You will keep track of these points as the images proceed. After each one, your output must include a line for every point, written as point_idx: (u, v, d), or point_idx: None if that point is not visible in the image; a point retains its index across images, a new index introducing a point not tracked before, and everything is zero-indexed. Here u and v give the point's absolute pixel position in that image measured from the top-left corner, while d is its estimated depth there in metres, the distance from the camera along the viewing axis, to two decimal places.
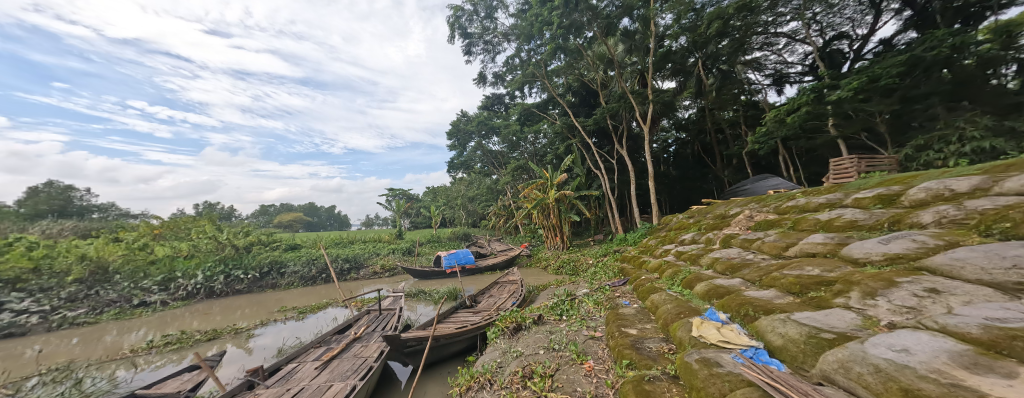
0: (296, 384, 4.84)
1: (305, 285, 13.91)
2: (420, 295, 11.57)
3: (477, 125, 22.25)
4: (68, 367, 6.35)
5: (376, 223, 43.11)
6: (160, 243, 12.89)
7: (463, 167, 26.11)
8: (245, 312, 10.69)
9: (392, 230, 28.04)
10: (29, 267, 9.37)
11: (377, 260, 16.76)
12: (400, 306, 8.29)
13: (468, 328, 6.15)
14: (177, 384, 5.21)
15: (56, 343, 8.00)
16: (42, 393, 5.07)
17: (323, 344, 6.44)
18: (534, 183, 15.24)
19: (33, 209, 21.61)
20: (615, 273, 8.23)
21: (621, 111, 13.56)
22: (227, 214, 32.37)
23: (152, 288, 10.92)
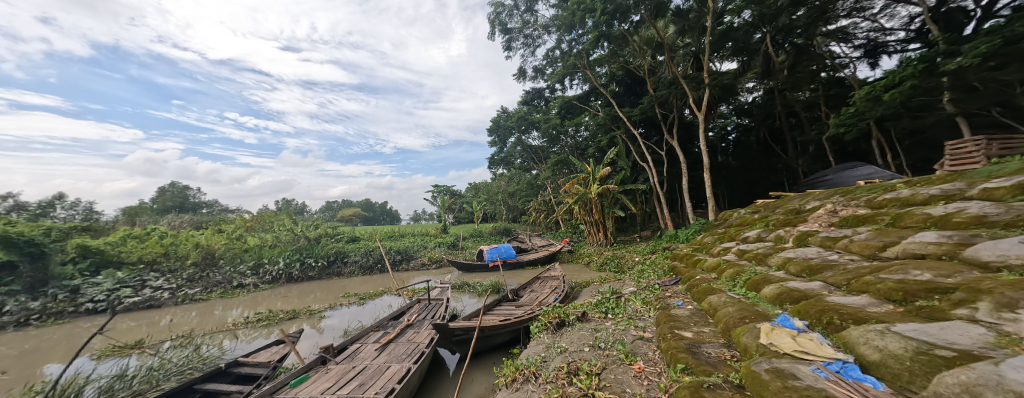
0: (360, 362, 5.44)
1: (364, 274, 15.38)
2: (464, 287, 12.11)
3: (518, 121, 22.30)
4: (189, 335, 8.00)
5: (424, 217, 45.75)
6: (251, 235, 15.65)
7: (504, 163, 26.44)
8: (316, 296, 12.25)
9: (438, 225, 29.59)
10: (160, 252, 11.99)
11: (424, 253, 17.88)
12: (446, 297, 8.75)
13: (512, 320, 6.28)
14: (268, 355, 6.23)
15: (182, 314, 10.10)
16: (175, 355, 6.48)
17: (381, 328, 7.10)
18: (575, 177, 14.83)
19: (162, 205, 27.80)
20: (664, 272, 7.72)
21: (673, 99, 12.52)
22: (300, 210, 37.09)
23: (246, 272, 13.20)
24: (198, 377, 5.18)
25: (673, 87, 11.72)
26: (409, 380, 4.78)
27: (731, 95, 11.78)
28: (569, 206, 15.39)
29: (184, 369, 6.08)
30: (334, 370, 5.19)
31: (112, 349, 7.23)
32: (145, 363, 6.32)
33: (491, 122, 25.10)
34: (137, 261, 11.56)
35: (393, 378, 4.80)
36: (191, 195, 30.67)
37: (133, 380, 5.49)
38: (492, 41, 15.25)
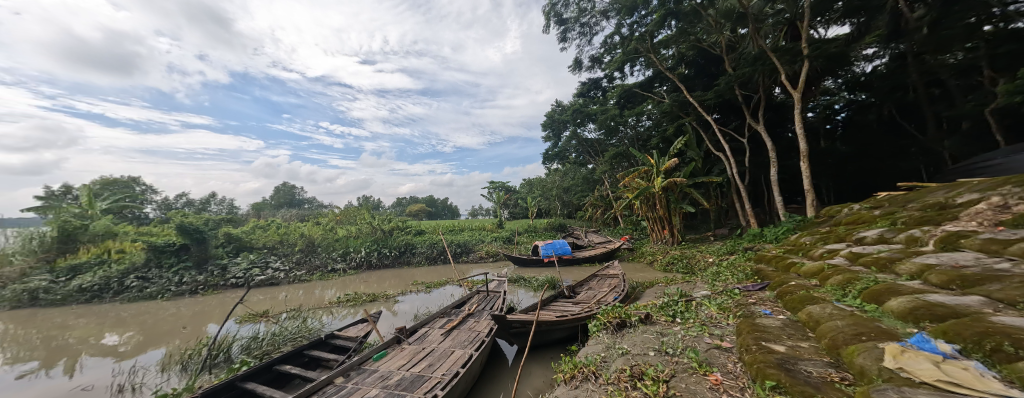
0: (428, 345, 5.97)
1: (430, 264, 16.72)
2: (520, 281, 12.31)
3: (573, 114, 21.70)
4: (298, 309, 9.75)
5: (481, 213, 47.56)
6: (340, 227, 18.20)
7: (559, 158, 26.01)
8: (390, 283, 13.71)
9: (494, 220, 30.52)
10: (276, 240, 15.13)
11: (482, 246, 18.66)
12: (504, 290, 9.00)
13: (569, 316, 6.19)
14: (356, 331, 7.20)
15: (291, 291, 12.28)
16: (289, 324, 7.95)
17: (445, 315, 7.66)
18: (637, 170, 13.89)
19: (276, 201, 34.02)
20: (746, 275, 6.77)
21: (759, 77, 10.83)
22: (376, 206, 41.78)
23: (337, 258, 15.42)
24: (306, 344, 6.25)
25: (759, 63, 10.12)
26: (472, 366, 5.09)
27: (840, 66, 9.71)
28: (630, 201, 14.50)
29: (297, 335, 7.40)
30: (406, 350, 5.77)
31: (248, 315, 9.22)
32: (269, 329, 7.87)
33: (546, 117, 24.88)
34: (261, 246, 14.63)
35: (457, 363, 5.13)
36: (297, 193, 36.90)
37: (263, 341, 6.94)
38: (547, 34, 15.04)
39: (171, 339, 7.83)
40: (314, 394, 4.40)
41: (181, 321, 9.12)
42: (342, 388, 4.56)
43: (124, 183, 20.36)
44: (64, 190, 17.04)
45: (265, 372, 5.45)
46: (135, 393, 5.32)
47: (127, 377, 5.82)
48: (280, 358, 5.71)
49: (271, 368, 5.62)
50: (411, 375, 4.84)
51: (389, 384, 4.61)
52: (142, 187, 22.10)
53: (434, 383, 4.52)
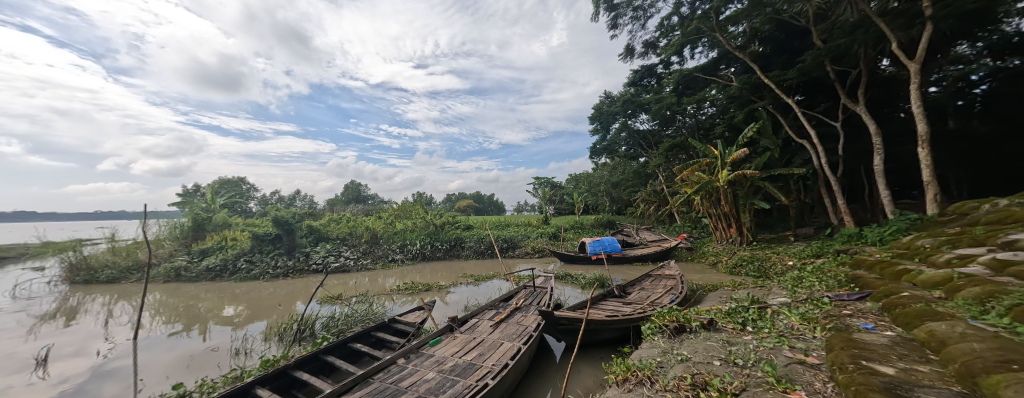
0: (479, 335, 6.21)
1: (478, 257, 17.34)
2: (568, 278, 12.13)
3: (624, 104, 20.59)
4: (364, 294, 10.90)
5: (526, 209, 47.73)
6: (398, 221, 19.79)
7: (608, 152, 24.91)
8: (442, 274, 14.51)
9: (540, 215, 30.40)
10: (346, 232, 16.92)
11: (528, 242, 18.79)
12: (551, 286, 8.96)
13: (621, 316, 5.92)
14: (415, 317, 7.81)
15: (359, 278, 13.71)
16: (358, 307, 8.92)
17: (494, 308, 7.89)
18: (698, 163, 12.71)
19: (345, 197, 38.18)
20: (837, 282, 5.82)
21: (858, 48, 9.10)
22: (428, 202, 44.46)
23: (396, 250, 16.80)
24: (372, 326, 6.95)
25: (859, 31, 8.49)
26: (521, 359, 5.18)
27: (981, 24, 7.71)
28: (689, 197, 13.37)
29: (365, 317, 8.27)
30: (459, 339, 6.09)
31: (325, 298, 10.55)
32: (343, 310, 8.92)
33: (594, 109, 23.98)
34: (334, 237, 16.58)
35: (506, 355, 5.26)
36: (362, 190, 40.93)
37: (338, 321, 7.90)
38: (596, 22, 14.45)
39: (269, 314, 9.32)
40: (381, 371, 4.89)
41: (276, 299, 10.79)
42: (403, 368, 4.99)
43: (234, 182, 24.64)
44: (194, 189, 21.22)
45: (341, 348, 6.21)
46: (247, 356, 6.47)
47: (241, 342, 7.12)
48: (352, 337, 6.44)
49: (346, 345, 6.37)
50: (463, 363, 5.09)
51: (444, 369, 4.91)
52: (246, 185, 26.53)
53: (484, 373, 4.68)
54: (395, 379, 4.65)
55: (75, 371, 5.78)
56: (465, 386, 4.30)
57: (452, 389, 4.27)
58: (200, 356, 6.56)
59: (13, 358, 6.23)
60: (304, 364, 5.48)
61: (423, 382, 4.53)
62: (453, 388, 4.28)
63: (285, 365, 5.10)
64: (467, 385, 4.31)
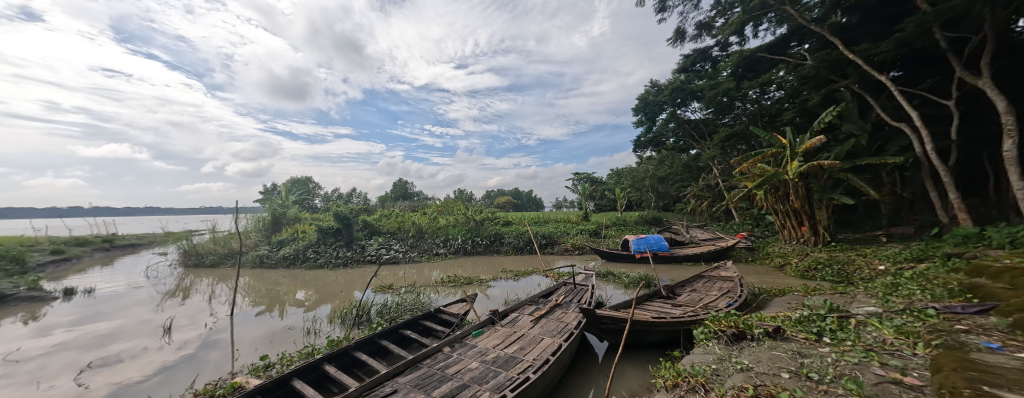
0: (519, 329, 6.28)
1: (517, 253, 17.48)
2: (610, 277, 11.72)
3: (672, 93, 19.21)
4: (412, 285, 11.61)
5: (565, 205, 46.91)
6: (441, 216, 20.68)
7: (654, 144, 23.45)
8: (482, 269, 14.90)
9: (579, 212, 29.71)
10: (395, 226, 18.11)
11: (568, 239, 18.49)
12: (592, 284, 8.74)
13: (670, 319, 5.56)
14: (458, 308, 8.13)
15: (407, 270, 14.64)
16: (407, 297, 9.54)
17: (533, 303, 7.91)
18: (760, 154, 11.42)
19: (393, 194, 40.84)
20: (944, 292, 4.88)
21: (981, 8, 7.44)
22: (468, 199, 45.77)
23: (440, 244, 17.59)
24: (420, 315, 7.37)
25: None
26: (562, 355, 5.14)
27: None
28: (750, 191, 12.11)
29: (414, 306, 8.82)
30: (500, 332, 6.22)
31: (378, 287, 11.44)
32: (394, 299, 9.60)
33: (639, 100, 22.70)
34: (385, 231, 17.85)
35: (547, 350, 5.26)
36: (408, 187, 43.42)
37: (390, 308, 8.52)
38: (643, 6, 13.60)
39: (332, 300, 10.36)
40: (429, 357, 5.19)
41: (337, 287, 11.96)
42: (449, 356, 5.24)
43: (301, 181, 27.66)
44: (270, 187, 24.22)
45: (394, 333, 6.71)
46: (316, 335, 7.28)
47: (310, 323, 8.03)
48: (403, 324, 6.91)
49: (397, 331, 6.86)
50: (505, 355, 5.20)
51: (486, 360, 5.06)
52: (311, 184, 29.63)
53: (525, 367, 4.73)
54: (442, 365, 4.91)
55: (189, 340, 7.00)
56: (507, 378, 4.39)
57: (495, 379, 4.39)
58: (278, 333, 7.55)
59: (147, 326, 7.73)
60: (363, 346, 6.02)
61: (467, 370, 4.71)
62: (495, 379, 4.40)
63: (347, 346, 5.64)
64: (509, 378, 4.39)
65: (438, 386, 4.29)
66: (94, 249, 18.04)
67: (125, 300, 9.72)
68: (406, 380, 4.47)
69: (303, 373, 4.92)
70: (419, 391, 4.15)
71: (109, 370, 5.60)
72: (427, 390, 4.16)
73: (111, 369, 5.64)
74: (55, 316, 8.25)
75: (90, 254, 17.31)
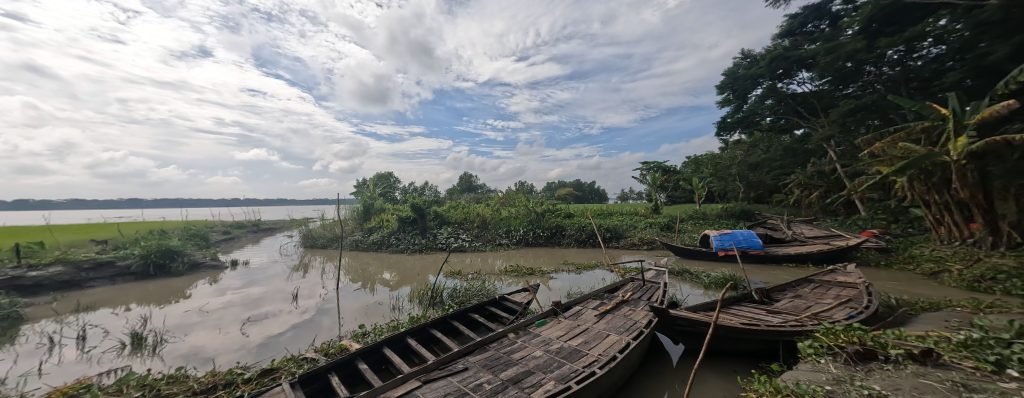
0: (583, 323, 6.16)
1: (579, 246, 17.09)
2: (685, 275, 10.64)
3: (772, 63, 16.35)
4: (477, 272, 12.26)
5: (631, 197, 43.82)
6: (503, 208, 21.28)
7: (743, 126, 20.28)
8: (544, 260, 15.00)
9: (648, 204, 27.51)
10: (463, 217, 19.31)
11: (635, 233, 17.34)
12: (665, 282, 8.05)
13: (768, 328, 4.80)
14: (521, 297, 8.32)
15: (473, 258, 15.53)
16: (474, 283, 10.12)
17: (598, 297, 7.64)
18: (902, 130, 8.96)
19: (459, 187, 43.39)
20: None
21: None
22: (529, 191, 46.14)
23: (503, 235, 18.18)
24: (486, 301, 7.78)
25: None
26: (631, 354, 4.87)
27: None
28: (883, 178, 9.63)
29: (480, 292, 9.33)
30: (563, 324, 6.18)
31: (449, 272, 12.40)
32: (462, 284, 10.31)
33: (725, 76, 19.89)
34: (453, 221, 19.17)
35: (613, 347, 5.03)
36: (473, 180, 45.71)
37: (460, 293, 9.13)
38: None
39: (410, 282, 11.60)
40: (495, 341, 5.44)
41: (414, 270, 13.35)
42: (514, 342, 5.42)
43: (384, 177, 31.36)
44: (361, 182, 28.02)
45: (463, 316, 7.21)
46: (399, 312, 8.26)
47: (394, 301, 9.16)
48: (471, 308, 7.38)
49: (466, 314, 7.35)
50: (569, 347, 5.15)
51: (550, 350, 5.09)
52: (392, 178, 33.39)
53: (591, 361, 4.61)
54: (507, 350, 5.11)
55: (309, 306, 8.62)
56: (572, 370, 4.34)
57: (559, 370, 4.39)
58: (370, 306, 8.79)
59: (281, 293, 9.77)
60: (437, 325, 6.61)
61: (532, 357, 4.81)
62: (560, 370, 4.40)
63: (424, 324, 6.27)
64: (574, 370, 4.34)
65: (505, 369, 4.47)
66: (248, 231, 23.54)
67: (268, 271, 12.45)
68: (476, 360, 4.77)
69: (390, 343, 5.63)
70: (487, 371, 4.39)
71: (259, 325, 7.26)
72: (495, 371, 4.38)
73: (260, 324, 7.31)
74: (227, 281, 11.04)
75: (245, 234, 22.63)
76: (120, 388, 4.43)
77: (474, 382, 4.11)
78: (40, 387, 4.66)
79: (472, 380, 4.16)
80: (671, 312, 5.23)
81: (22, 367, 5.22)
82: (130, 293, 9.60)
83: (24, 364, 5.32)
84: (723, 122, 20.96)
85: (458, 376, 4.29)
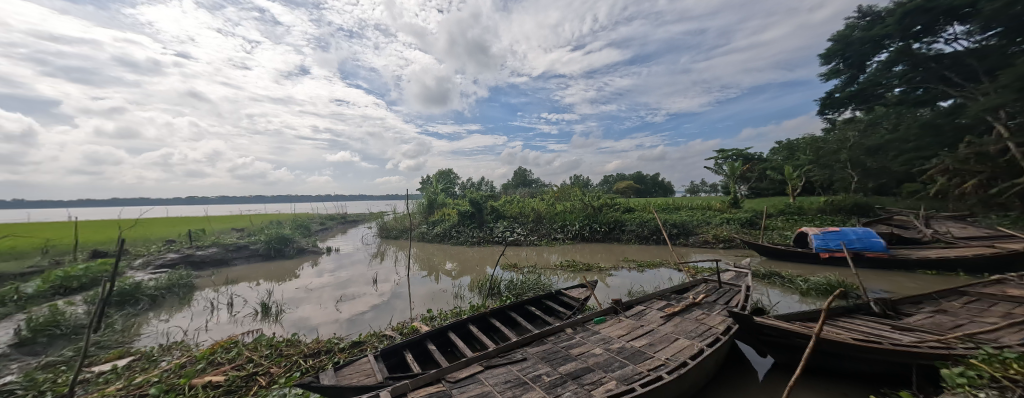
0: (648, 324, 5.76)
1: (641, 243, 16.04)
2: (774, 279, 9.23)
3: (908, 19, 13.60)
4: (533, 266, 12.34)
5: (703, 190, 39.37)
6: (558, 202, 20.96)
7: (859, 100, 16.84)
8: (602, 256, 14.44)
9: (724, 197, 24.38)
10: (518, 211, 19.59)
11: (708, 229, 15.59)
12: (747, 285, 7.08)
13: (894, 348, 3.84)
14: (579, 293, 8.10)
15: (529, 252, 15.68)
16: (530, 277, 10.21)
17: (664, 298, 7.06)
18: None
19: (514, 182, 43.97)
20: None
21: None
22: (586, 184, 44.61)
23: (558, 229, 17.94)
24: (542, 294, 7.78)
25: None
26: (705, 362, 4.39)
27: None
28: None
29: (537, 286, 9.38)
30: (624, 323, 5.87)
31: (506, 265, 12.74)
32: (519, 277, 10.50)
33: (834, 41, 16.74)
34: (510, 215, 19.58)
35: (684, 353, 4.59)
36: (527, 175, 45.94)
37: (517, 286, 9.29)
38: None
39: (470, 272, 12.23)
40: (553, 335, 5.42)
41: (473, 262, 14.05)
42: (572, 337, 5.33)
43: (445, 173, 33.39)
44: (426, 179, 30.28)
45: (521, 308, 7.33)
46: (461, 300, 8.78)
47: (456, 290, 9.75)
48: (528, 301, 7.44)
49: (523, 306, 7.44)
50: (631, 348, 4.88)
51: (611, 348, 4.88)
52: (452, 175, 35.39)
53: (657, 365, 4.29)
54: (566, 345, 5.06)
55: (386, 290, 9.68)
56: (635, 372, 4.11)
57: (621, 370, 4.18)
58: (436, 293, 9.51)
59: (363, 277, 11.16)
60: (496, 314, 6.83)
61: (592, 355, 4.67)
62: (622, 370, 4.19)
63: (484, 312, 6.54)
64: (637, 372, 4.09)
65: (563, 363, 4.42)
66: (338, 222, 27.38)
67: (353, 258, 14.34)
68: (534, 351, 4.82)
69: (454, 328, 6.01)
70: (546, 364, 4.40)
71: (348, 303, 8.42)
72: (554, 364, 4.36)
73: (349, 303, 8.44)
74: (324, 264, 13.05)
75: (336, 225, 26.36)
76: (255, 346, 5.58)
77: (532, 372, 4.16)
78: (207, 339, 6.13)
79: (531, 371, 4.20)
80: (756, 320, 4.57)
81: (195, 324, 6.93)
82: (259, 271, 11.97)
83: (197, 321, 7.04)
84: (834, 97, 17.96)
85: (517, 365, 4.39)
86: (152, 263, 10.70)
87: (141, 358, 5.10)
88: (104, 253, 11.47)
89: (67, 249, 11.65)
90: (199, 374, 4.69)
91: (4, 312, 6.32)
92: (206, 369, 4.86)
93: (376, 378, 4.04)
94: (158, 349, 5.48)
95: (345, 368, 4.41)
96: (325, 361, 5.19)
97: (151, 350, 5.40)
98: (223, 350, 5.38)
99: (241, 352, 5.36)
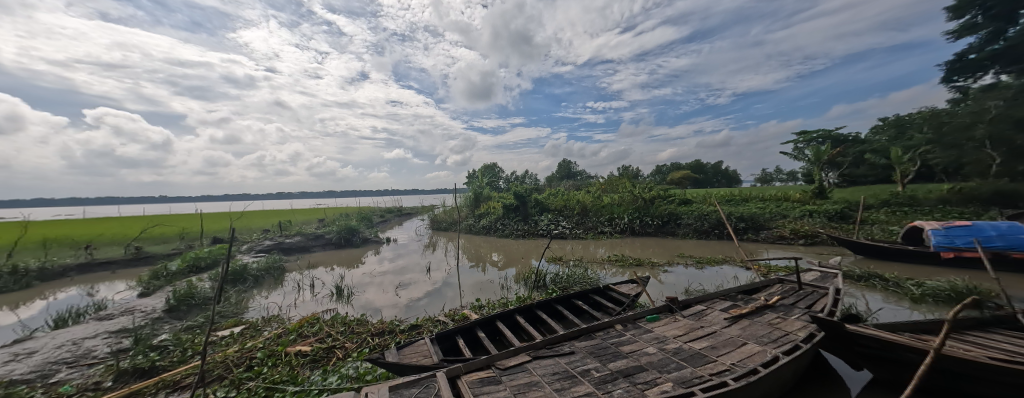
0: (709, 325, 5.29)
1: (699, 238, 14.79)
2: (872, 281, 7.83)
3: None
4: (580, 260, 12.09)
5: (776, 179, 34.67)
6: (604, 194, 20.14)
7: (1005, 60, 13.48)
8: (653, 251, 13.60)
9: (805, 186, 21.19)
10: (563, 204, 19.23)
11: (784, 223, 13.70)
12: (835, 288, 6.09)
13: None
14: (629, 289, 7.74)
15: (575, 245, 15.41)
16: (577, 270, 9.98)
17: (729, 298, 6.40)
18: None
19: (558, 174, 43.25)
20: None
21: None
22: (636, 175, 42.14)
23: (605, 222, 17.24)
24: (588, 289, 7.56)
25: None
26: (782, 371, 3.87)
27: None
28: None
29: (583, 280, 9.20)
30: (681, 323, 5.46)
31: (551, 258, 12.70)
32: (565, 270, 10.37)
33: None
34: (554, 207, 19.37)
35: (753, 360, 4.11)
36: (572, 167, 44.78)
37: (563, 280, 9.14)
38: None
39: (516, 264, 12.47)
40: (602, 330, 5.27)
41: (519, 254, 14.29)
42: (623, 335, 5.10)
43: (490, 167, 33.98)
44: (472, 174, 31.27)
45: (567, 301, 7.24)
46: (508, 291, 8.98)
47: (503, 280, 9.99)
48: (574, 295, 7.28)
49: (569, 299, 7.33)
50: (689, 349, 4.53)
51: (666, 348, 4.58)
52: (497, 169, 35.97)
53: (720, 370, 3.92)
54: (615, 341, 4.87)
55: (438, 278, 10.28)
56: (694, 375, 3.81)
57: (678, 372, 3.92)
58: (483, 283, 9.87)
59: (417, 265, 12.00)
60: (542, 307, 6.82)
61: (644, 354, 4.44)
62: (678, 373, 3.89)
63: (529, 304, 6.58)
64: (697, 376, 3.80)
65: (613, 359, 4.28)
66: (395, 215, 29.72)
67: (409, 247, 15.49)
68: (582, 346, 4.73)
69: (502, 317, 6.17)
70: (594, 359, 4.30)
71: (406, 289, 9.15)
72: (603, 360, 4.25)
73: (407, 289, 9.14)
74: (384, 253, 14.35)
75: (393, 217, 28.60)
76: (333, 323, 6.34)
77: (581, 366, 4.09)
78: (296, 314, 7.16)
79: (580, 364, 4.14)
80: (850, 328, 3.90)
81: (287, 300, 8.12)
82: (333, 258, 13.58)
83: (288, 299, 8.24)
84: (969, 57, 14.57)
85: (565, 358, 4.35)
86: (255, 248, 12.78)
87: (249, 327, 6.13)
88: (220, 239, 13.96)
89: (196, 235, 14.47)
90: (292, 343, 5.51)
91: (159, 285, 8.09)
92: (296, 339, 5.67)
93: (432, 359, 4.32)
94: (261, 320, 6.55)
95: (405, 348, 4.79)
96: (388, 340, 5.70)
97: (256, 321, 6.46)
98: (308, 325, 6.22)
99: (323, 326, 6.17)
